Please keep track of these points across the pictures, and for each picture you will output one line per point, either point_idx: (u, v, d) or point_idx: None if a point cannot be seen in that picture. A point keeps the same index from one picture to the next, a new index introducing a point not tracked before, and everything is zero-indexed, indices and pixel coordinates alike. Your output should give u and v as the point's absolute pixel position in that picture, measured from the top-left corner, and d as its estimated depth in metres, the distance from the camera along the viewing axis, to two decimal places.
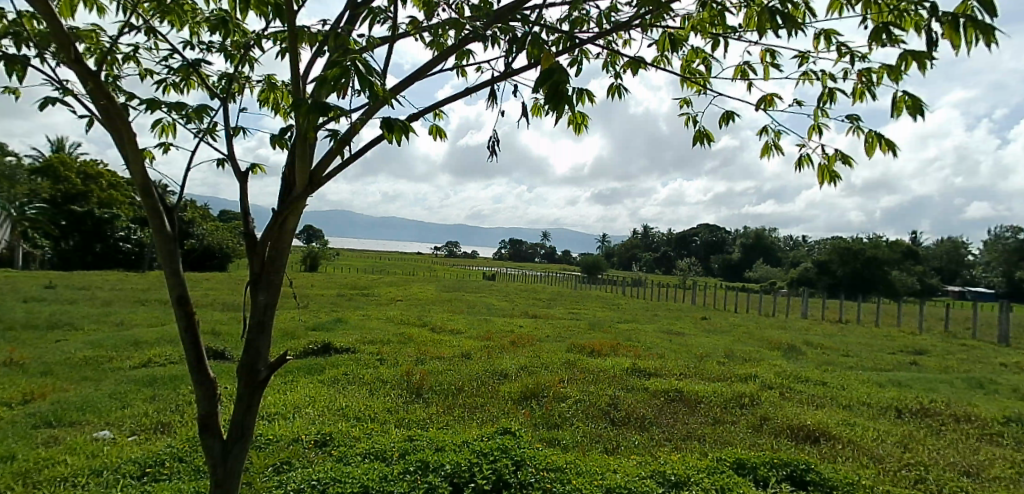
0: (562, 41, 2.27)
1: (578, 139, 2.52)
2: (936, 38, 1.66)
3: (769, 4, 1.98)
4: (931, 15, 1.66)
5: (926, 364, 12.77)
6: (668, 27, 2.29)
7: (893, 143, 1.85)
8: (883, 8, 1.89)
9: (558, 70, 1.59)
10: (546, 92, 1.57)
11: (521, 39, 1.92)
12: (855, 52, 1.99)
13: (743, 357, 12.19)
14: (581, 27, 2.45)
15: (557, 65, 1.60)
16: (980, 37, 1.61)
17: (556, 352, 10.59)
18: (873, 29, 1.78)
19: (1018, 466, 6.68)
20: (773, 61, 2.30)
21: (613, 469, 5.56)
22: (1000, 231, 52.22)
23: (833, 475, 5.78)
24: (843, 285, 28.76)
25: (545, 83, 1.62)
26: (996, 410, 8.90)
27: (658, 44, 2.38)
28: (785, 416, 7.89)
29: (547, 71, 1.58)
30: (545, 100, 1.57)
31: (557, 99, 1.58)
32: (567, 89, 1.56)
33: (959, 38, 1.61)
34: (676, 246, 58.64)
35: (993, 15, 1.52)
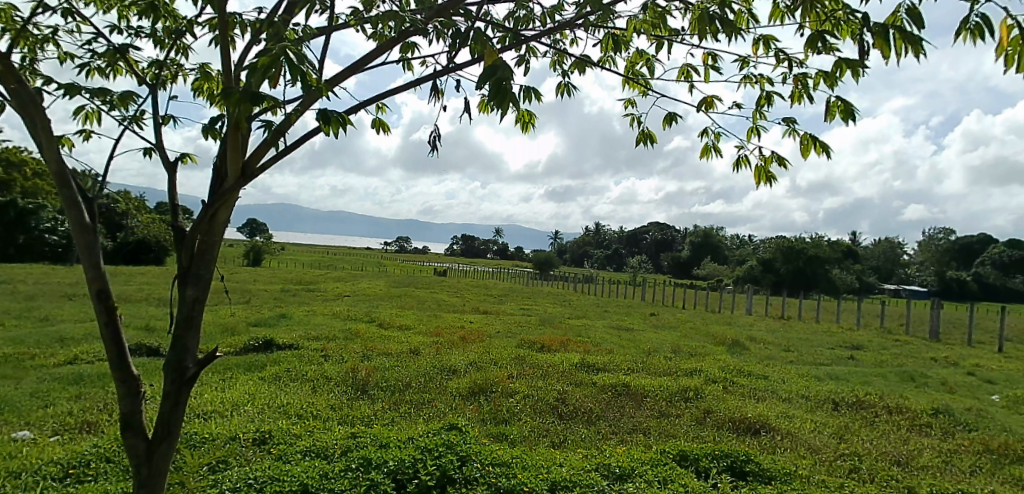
0: (507, 39, 2.30)
1: (525, 136, 2.64)
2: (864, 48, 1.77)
3: (711, 9, 2.06)
4: (864, 25, 1.76)
5: (862, 358, 13.37)
6: (610, 29, 2.35)
7: (826, 146, 1.97)
8: (820, 16, 1.99)
9: (501, 67, 1.68)
10: (489, 90, 1.64)
11: (464, 33, 1.96)
12: (791, 59, 2.10)
13: (689, 352, 12.53)
14: (525, 25, 2.48)
15: (501, 62, 1.69)
16: (908, 48, 1.72)
17: (506, 348, 10.63)
18: (810, 36, 1.87)
19: (944, 455, 7.08)
20: (715, 64, 2.40)
21: (559, 463, 5.62)
22: (934, 234, 55.05)
23: (771, 466, 6.02)
24: (786, 283, 29.86)
25: (488, 80, 1.68)
26: (924, 402, 9.41)
27: (604, 44, 2.44)
28: (728, 409, 8.14)
29: (490, 69, 1.64)
30: (487, 97, 1.65)
31: (499, 96, 1.65)
32: (510, 89, 1.62)
33: (889, 47, 1.72)
34: (627, 244, 59.68)
35: (920, 26, 1.62)
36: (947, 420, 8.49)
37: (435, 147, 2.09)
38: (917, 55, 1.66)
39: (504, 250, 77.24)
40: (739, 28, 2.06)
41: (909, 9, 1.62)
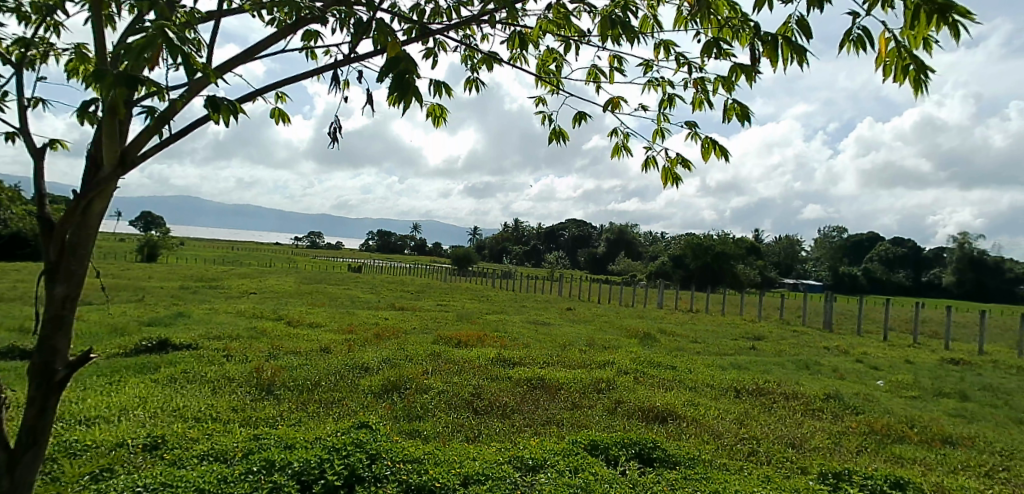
0: (414, 32, 2.32)
1: (438, 129, 2.93)
2: (758, 55, 1.92)
3: (615, 12, 2.18)
4: (756, 33, 1.92)
5: (762, 348, 14.26)
6: (516, 26, 2.45)
7: (725, 149, 2.18)
8: (715, 24, 2.16)
9: (404, 59, 1.72)
10: (392, 82, 1.68)
11: (365, 23, 1.93)
12: (692, 64, 2.31)
13: (603, 345, 12.92)
14: (433, 19, 2.51)
15: (403, 54, 1.72)
16: (794, 56, 1.88)
17: (422, 344, 10.55)
18: (707, 43, 2.04)
19: (833, 437, 7.67)
20: (619, 67, 2.55)
21: (472, 457, 5.64)
22: (828, 232, 59.37)
23: (676, 452, 6.32)
24: (695, 277, 31.36)
25: (390, 73, 1.71)
26: (817, 388, 10.15)
27: (511, 42, 2.52)
28: (638, 398, 8.47)
29: (392, 62, 1.67)
30: (390, 90, 1.68)
31: (401, 89, 1.69)
32: (414, 83, 1.67)
33: (777, 55, 1.87)
34: (546, 241, 60.71)
35: (805, 37, 1.78)
36: (837, 404, 9.20)
37: (335, 138, 2.07)
38: (804, 64, 1.81)
39: (422, 246, 76.52)
40: (641, 32, 2.20)
41: (799, 22, 1.76)
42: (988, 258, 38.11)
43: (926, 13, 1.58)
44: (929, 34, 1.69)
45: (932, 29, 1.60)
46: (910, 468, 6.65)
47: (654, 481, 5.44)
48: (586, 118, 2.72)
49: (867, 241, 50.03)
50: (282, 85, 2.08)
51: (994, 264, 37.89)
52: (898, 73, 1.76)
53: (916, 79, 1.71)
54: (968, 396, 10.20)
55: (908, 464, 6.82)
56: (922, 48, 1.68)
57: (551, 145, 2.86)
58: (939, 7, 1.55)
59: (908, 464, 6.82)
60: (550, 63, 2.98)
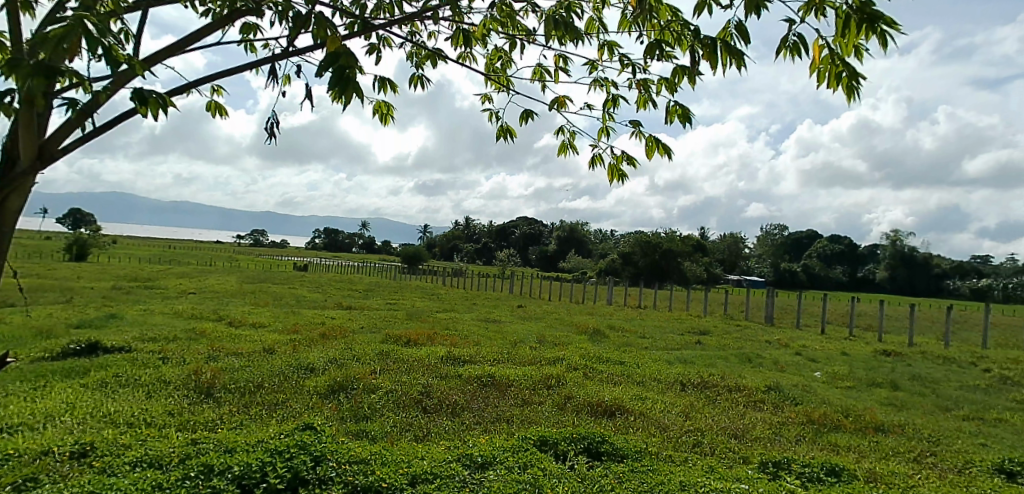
0: (355, 26, 2.31)
1: (384, 126, 2.98)
2: (698, 55, 2.04)
3: (558, 11, 2.24)
4: (696, 38, 2.01)
5: (707, 342, 14.70)
6: (461, 24, 2.49)
7: (667, 147, 2.35)
8: (655, 26, 2.26)
9: (345, 54, 1.74)
10: (331, 78, 1.70)
11: (303, 16, 1.90)
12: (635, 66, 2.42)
13: (553, 341, 13.06)
14: (375, 14, 2.51)
15: (344, 49, 1.75)
16: (732, 60, 1.97)
17: (370, 343, 10.41)
18: (649, 45, 2.15)
19: (773, 427, 7.96)
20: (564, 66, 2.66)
21: (420, 456, 5.61)
22: (770, 230, 61.49)
23: (624, 445, 6.44)
24: (644, 275, 32.02)
25: (330, 67, 1.72)
26: (758, 380, 10.52)
27: (455, 38, 2.55)
28: (587, 393, 8.60)
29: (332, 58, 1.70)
30: (330, 85, 1.70)
31: (342, 84, 1.71)
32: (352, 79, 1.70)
33: (716, 60, 1.97)
34: (497, 238, 60.80)
35: (744, 42, 1.87)
36: (776, 395, 9.55)
37: (272, 133, 2.07)
38: (742, 66, 1.93)
39: (371, 243, 75.42)
40: (583, 33, 2.27)
41: (737, 26, 1.88)
42: (917, 255, 40.32)
43: (855, 22, 1.73)
44: (857, 44, 1.84)
45: (861, 38, 1.75)
46: (845, 455, 6.97)
47: (602, 474, 5.53)
48: (532, 117, 2.83)
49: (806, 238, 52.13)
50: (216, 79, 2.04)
51: (922, 260, 40.11)
52: (832, 79, 1.88)
53: (847, 86, 1.86)
54: (898, 385, 10.77)
55: (843, 451, 7.15)
56: (853, 56, 1.82)
57: (499, 142, 2.96)
58: (868, 16, 1.70)
59: (843, 451, 7.15)
60: (496, 61, 3.05)
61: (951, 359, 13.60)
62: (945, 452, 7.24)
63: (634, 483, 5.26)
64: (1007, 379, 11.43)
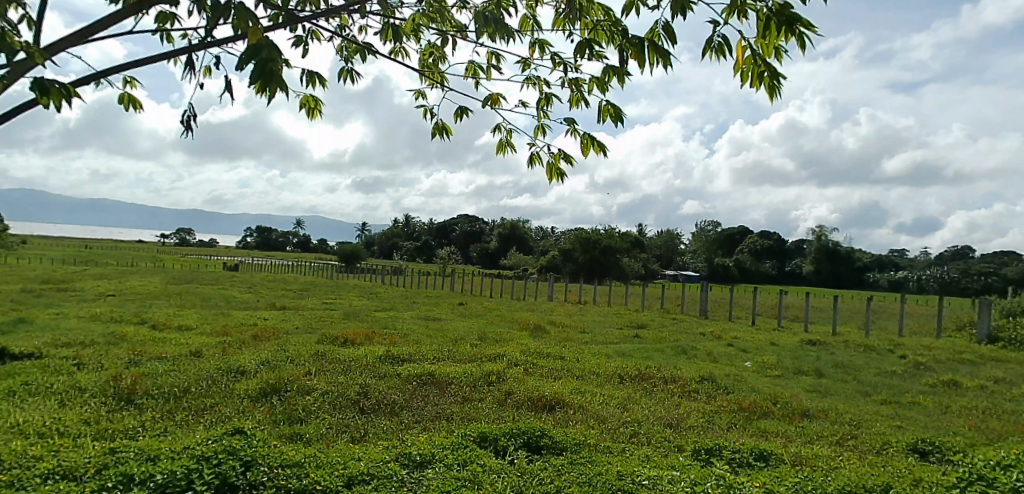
0: (281, 17, 2.25)
1: (312, 121, 2.93)
2: (626, 55, 2.09)
3: (490, 8, 2.27)
4: (625, 38, 2.07)
5: (645, 336, 15.09)
6: (390, 18, 2.46)
7: (602, 146, 2.43)
8: (585, 26, 2.32)
9: (267, 47, 1.71)
10: (254, 70, 1.67)
11: (221, 6, 1.85)
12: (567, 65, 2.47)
13: (493, 338, 13.11)
14: (302, 5, 2.46)
15: (265, 41, 1.72)
16: (659, 60, 2.03)
17: (305, 344, 10.16)
18: (580, 44, 2.20)
19: (706, 415, 8.27)
20: (497, 63, 2.70)
21: (356, 457, 5.51)
22: (705, 227, 63.61)
23: (562, 438, 6.54)
24: (584, 270, 32.56)
25: (251, 59, 1.69)
26: (693, 371, 10.87)
27: (386, 33, 2.54)
28: (527, 389, 8.68)
29: (253, 50, 1.67)
30: (251, 79, 1.66)
31: (264, 78, 1.69)
32: (275, 72, 1.68)
33: (644, 59, 2.03)
34: (437, 236, 60.48)
35: (670, 44, 1.94)
36: (709, 385, 9.91)
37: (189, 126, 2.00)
38: (668, 66, 2.00)
39: (306, 242, 73.40)
40: (515, 30, 2.30)
41: (664, 27, 1.94)
42: (840, 249, 42.58)
43: (776, 24, 1.84)
44: (777, 45, 1.94)
45: (780, 40, 1.86)
46: (772, 440, 7.31)
47: (541, 468, 5.60)
48: (467, 114, 2.85)
49: (738, 234, 54.21)
50: (129, 69, 1.96)
51: (845, 253, 42.41)
52: (754, 79, 1.98)
53: (769, 85, 1.96)
54: (822, 373, 11.36)
55: (771, 437, 7.49)
56: (773, 57, 1.92)
57: (434, 140, 2.97)
58: (786, 19, 1.81)
59: (771, 437, 7.50)
60: (428, 56, 3.04)
61: (871, 346, 14.45)
62: (865, 435, 7.69)
63: (573, 475, 5.35)
64: (921, 365, 12.24)
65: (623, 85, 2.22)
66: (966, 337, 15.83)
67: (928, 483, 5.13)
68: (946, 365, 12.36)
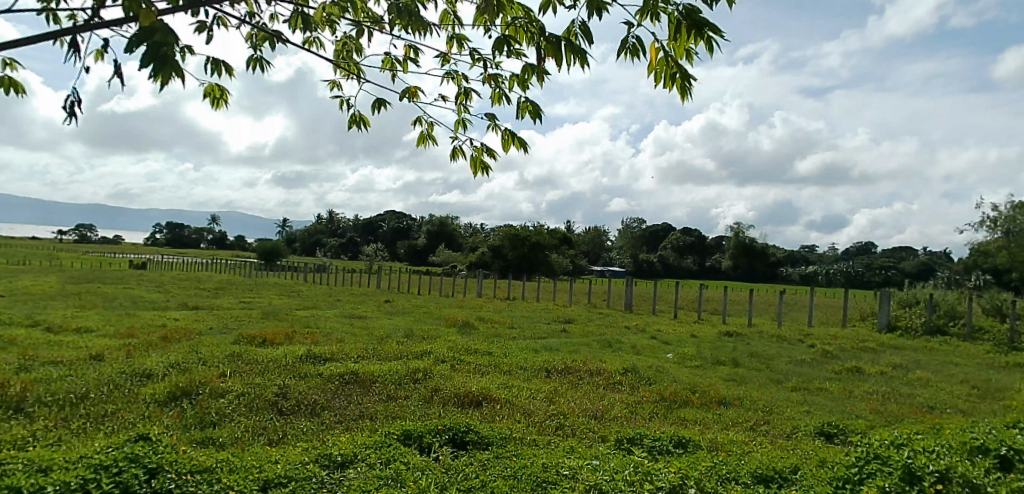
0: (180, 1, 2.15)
1: (218, 111, 2.81)
2: (543, 54, 2.13)
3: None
4: (543, 36, 2.11)
5: (571, 330, 15.41)
6: (301, 8, 2.39)
7: (523, 141, 2.51)
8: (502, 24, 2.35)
9: (162, 30, 1.64)
10: (147, 53, 1.61)
11: None
12: (486, 60, 2.50)
13: (420, 335, 13.01)
14: None
15: (159, 24, 1.64)
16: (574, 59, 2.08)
17: (219, 345, 9.74)
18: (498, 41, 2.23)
19: (629, 406, 8.53)
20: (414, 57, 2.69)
21: (274, 460, 5.34)
22: (631, 224, 65.48)
23: (488, 433, 6.57)
24: (512, 267, 32.84)
25: (144, 42, 1.63)
26: (617, 363, 11.18)
27: (296, 22, 2.48)
28: (454, 385, 8.66)
29: (146, 33, 1.61)
30: (144, 62, 1.59)
31: (158, 61, 1.62)
32: (171, 56, 1.63)
33: (561, 58, 2.06)
34: (363, 233, 59.34)
35: (586, 44, 1.99)
36: (632, 377, 10.22)
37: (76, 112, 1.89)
38: (584, 65, 2.05)
39: (223, 240, 70.11)
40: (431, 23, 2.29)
41: (581, 26, 2.00)
42: (755, 244, 44.84)
43: (686, 28, 1.93)
44: (686, 48, 2.04)
45: (691, 43, 1.95)
46: (690, 428, 7.63)
47: (467, 463, 5.61)
48: (384, 107, 2.82)
49: (662, 231, 56.10)
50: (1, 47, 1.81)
51: (760, 249, 44.72)
52: (666, 79, 2.07)
53: (681, 86, 2.06)
54: (738, 363, 11.94)
55: (690, 425, 7.82)
56: (684, 59, 2.01)
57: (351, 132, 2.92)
58: (695, 22, 1.90)
59: (689, 424, 7.83)
60: (341, 47, 2.98)
61: (782, 336, 15.32)
62: (776, 420, 8.16)
63: (498, 469, 5.39)
64: (828, 353, 13.09)
65: (541, 83, 2.26)
66: (867, 327, 17.06)
67: (831, 464, 5.51)
68: (849, 353, 13.29)
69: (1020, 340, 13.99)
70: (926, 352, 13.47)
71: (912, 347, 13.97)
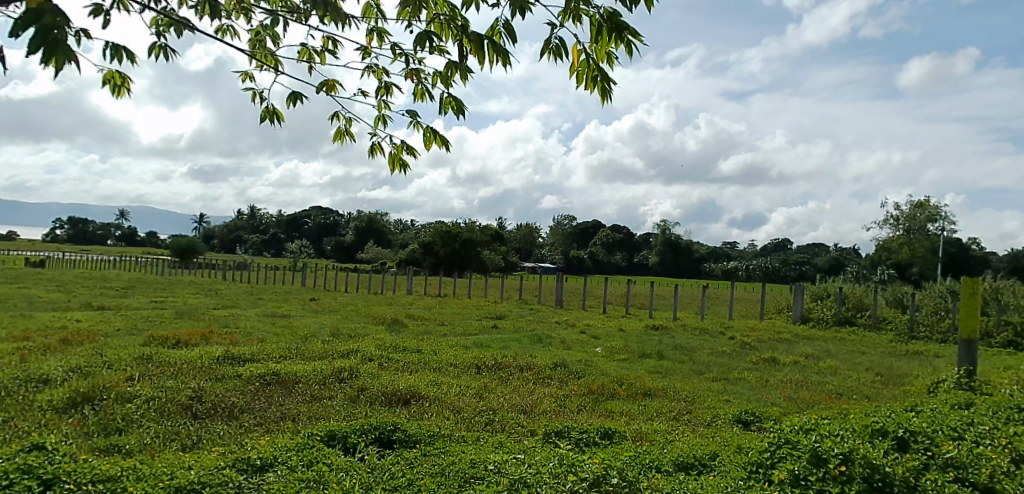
0: None
1: (119, 99, 2.66)
2: (466, 51, 2.14)
3: None
4: (464, 35, 2.11)
5: (502, 326, 15.51)
6: None
7: (444, 138, 2.53)
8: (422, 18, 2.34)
9: (51, 12, 1.54)
10: (34, 37, 1.51)
11: None
12: (408, 55, 2.48)
13: (348, 334, 12.75)
14: None
15: (48, 7, 1.55)
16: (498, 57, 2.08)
17: (127, 347, 9.20)
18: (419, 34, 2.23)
19: (557, 400, 8.68)
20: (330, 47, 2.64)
21: (187, 466, 5.11)
22: (561, 221, 66.53)
23: (416, 431, 6.53)
24: (444, 264, 32.71)
25: (33, 25, 1.52)
26: (546, 358, 11.34)
27: (206, 7, 2.37)
28: (381, 384, 8.54)
29: (34, 17, 1.51)
30: (31, 46, 1.49)
31: (48, 45, 1.52)
32: (61, 41, 1.53)
33: (484, 55, 2.07)
34: (287, 229, 57.42)
35: (510, 42, 2.01)
36: (562, 371, 10.40)
37: None
38: (507, 63, 2.06)
39: (133, 236, 66.01)
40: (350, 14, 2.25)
41: (504, 25, 2.02)
42: (680, 241, 46.52)
43: (607, 30, 1.98)
44: (606, 51, 2.11)
45: (611, 45, 2.01)
46: (617, 419, 7.85)
47: (393, 462, 5.56)
48: (300, 100, 2.75)
49: (592, 228, 57.31)
50: None
51: (685, 246, 46.43)
52: (588, 81, 2.13)
53: (602, 89, 2.13)
54: (663, 355, 12.38)
55: (617, 416, 8.05)
56: (605, 61, 2.08)
57: (264, 126, 2.83)
58: (615, 25, 1.95)
59: (616, 416, 8.07)
60: (254, 36, 2.87)
61: (704, 329, 16.00)
62: (697, 409, 8.52)
63: (425, 467, 5.38)
64: (746, 345, 13.76)
65: (463, 80, 2.28)
66: (783, 319, 18.03)
67: (745, 449, 5.81)
68: (766, 344, 14.02)
69: (917, 330, 15.17)
70: (835, 342, 14.40)
71: (823, 338, 14.89)
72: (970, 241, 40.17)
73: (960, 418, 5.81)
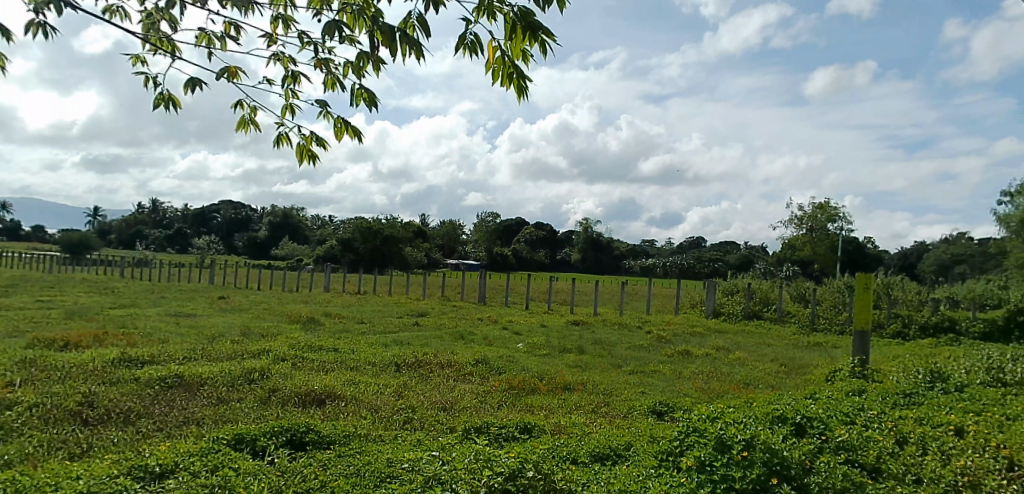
0: None
1: None
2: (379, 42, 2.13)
3: None
4: (377, 25, 2.10)
5: (424, 323, 15.40)
6: None
7: (356, 130, 2.51)
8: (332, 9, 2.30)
9: None
10: None
11: None
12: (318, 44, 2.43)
13: (260, 333, 12.25)
14: None
15: None
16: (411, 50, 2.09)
17: (6, 350, 8.45)
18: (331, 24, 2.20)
19: (477, 396, 8.71)
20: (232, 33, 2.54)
21: (75, 475, 4.77)
22: (485, 217, 66.63)
23: (330, 431, 6.37)
24: (364, 261, 32.07)
25: None
26: (467, 355, 11.32)
27: None
28: (294, 384, 8.27)
29: None
30: None
31: None
32: None
33: (398, 46, 2.06)
34: (194, 224, 54.41)
35: (425, 36, 2.02)
36: (483, 367, 10.43)
37: None
38: (421, 57, 2.07)
39: (16, 229, 60.53)
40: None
41: (418, 19, 2.03)
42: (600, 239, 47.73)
43: (521, 29, 2.03)
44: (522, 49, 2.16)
45: (525, 44, 2.06)
46: (536, 414, 7.98)
47: (305, 464, 5.40)
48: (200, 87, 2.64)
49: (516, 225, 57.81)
50: None
51: (605, 243, 47.72)
52: (504, 77, 2.16)
53: (517, 86, 2.17)
54: (582, 350, 12.67)
55: (537, 411, 8.17)
56: (520, 59, 2.12)
57: (159, 111, 2.69)
58: (529, 24, 2.00)
59: (534, 410, 8.19)
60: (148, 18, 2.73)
61: (622, 324, 16.54)
62: (614, 401, 8.79)
63: (340, 468, 5.27)
64: (662, 339, 14.31)
65: (377, 71, 2.26)
66: (696, 313, 18.86)
67: (655, 439, 6.04)
68: (680, 338, 14.63)
69: (817, 323, 16.29)
70: (742, 335, 15.24)
71: (732, 331, 15.70)
72: (864, 241, 43.44)
73: (851, 403, 6.31)
